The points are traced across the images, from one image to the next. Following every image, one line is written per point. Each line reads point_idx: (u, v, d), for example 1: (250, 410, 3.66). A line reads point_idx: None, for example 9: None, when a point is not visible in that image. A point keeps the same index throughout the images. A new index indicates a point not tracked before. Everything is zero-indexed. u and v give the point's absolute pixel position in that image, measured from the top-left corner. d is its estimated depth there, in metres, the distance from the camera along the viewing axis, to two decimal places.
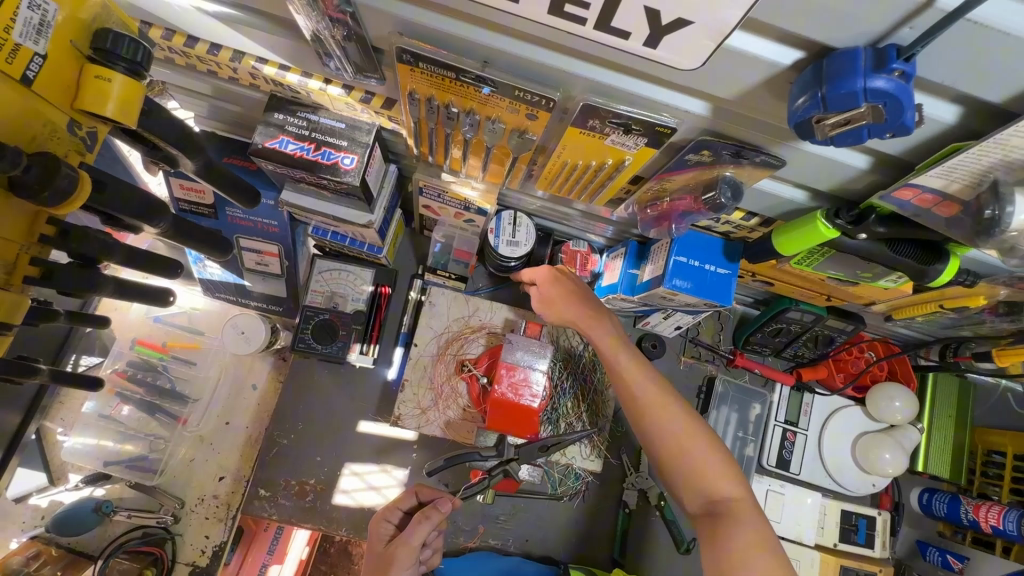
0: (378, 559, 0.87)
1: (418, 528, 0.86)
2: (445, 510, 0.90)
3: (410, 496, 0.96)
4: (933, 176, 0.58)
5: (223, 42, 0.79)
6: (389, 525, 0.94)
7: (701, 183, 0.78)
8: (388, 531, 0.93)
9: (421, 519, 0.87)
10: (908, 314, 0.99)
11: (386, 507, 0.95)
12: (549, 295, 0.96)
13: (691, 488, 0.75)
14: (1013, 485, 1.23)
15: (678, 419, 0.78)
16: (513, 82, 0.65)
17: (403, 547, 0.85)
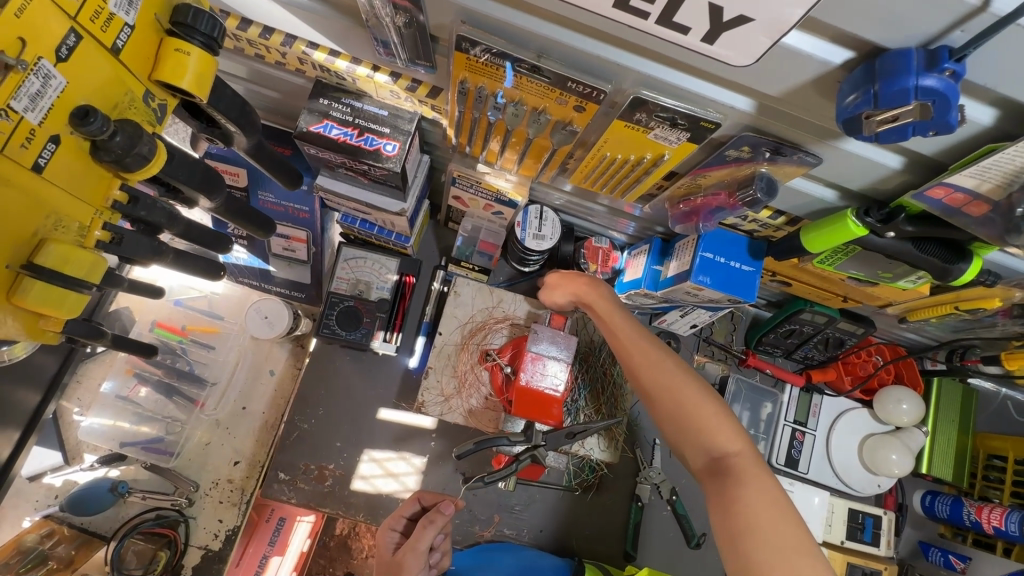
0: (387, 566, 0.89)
1: (420, 535, 0.87)
2: (450, 512, 0.90)
3: (413, 503, 0.96)
4: (968, 176, 0.61)
5: (276, 26, 0.81)
6: (395, 533, 0.95)
7: (736, 180, 0.81)
8: (394, 540, 0.94)
9: (424, 526, 0.88)
10: (922, 316, 1.02)
11: (391, 514, 0.96)
12: (555, 285, 1.04)
13: (694, 445, 0.77)
14: (1014, 489, 1.27)
15: (676, 380, 0.80)
16: (566, 74, 0.68)
17: (410, 554, 0.87)
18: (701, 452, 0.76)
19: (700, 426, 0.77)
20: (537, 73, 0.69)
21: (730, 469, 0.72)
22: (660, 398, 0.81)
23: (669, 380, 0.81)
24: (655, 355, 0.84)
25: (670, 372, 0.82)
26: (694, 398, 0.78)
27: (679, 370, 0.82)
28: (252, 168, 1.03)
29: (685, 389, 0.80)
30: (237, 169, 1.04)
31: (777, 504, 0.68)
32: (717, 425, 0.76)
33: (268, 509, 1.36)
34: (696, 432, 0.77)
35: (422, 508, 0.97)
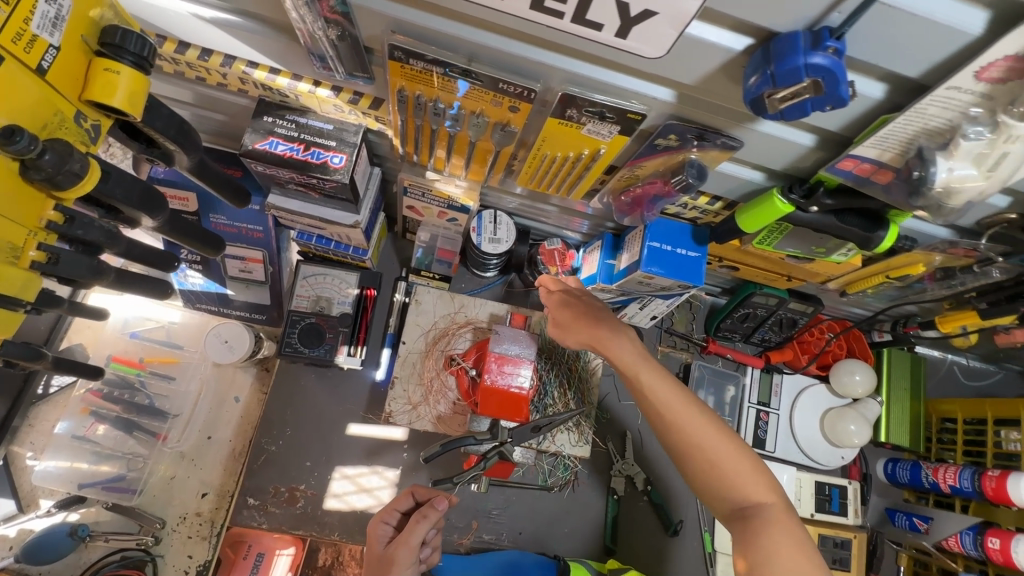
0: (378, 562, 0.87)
1: (409, 526, 0.87)
2: (444, 508, 0.90)
3: (406, 497, 0.95)
4: (869, 146, 0.66)
5: (214, 48, 0.83)
6: (388, 527, 0.92)
7: (669, 168, 0.85)
8: (388, 533, 0.92)
9: (416, 521, 0.87)
10: (861, 288, 1.08)
11: (384, 508, 0.94)
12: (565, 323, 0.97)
13: (722, 492, 0.81)
14: (966, 448, 1.34)
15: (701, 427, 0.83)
16: (496, 75, 0.71)
17: (402, 548, 0.86)
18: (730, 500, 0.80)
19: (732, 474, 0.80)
20: (470, 76, 0.72)
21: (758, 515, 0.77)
22: (689, 451, 0.83)
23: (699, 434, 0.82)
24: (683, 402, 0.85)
25: (699, 420, 0.84)
26: (723, 446, 0.82)
27: (708, 420, 0.83)
28: (201, 191, 1.04)
29: (715, 444, 0.82)
30: (185, 193, 1.04)
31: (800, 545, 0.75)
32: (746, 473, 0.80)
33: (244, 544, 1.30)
34: (723, 483, 0.80)
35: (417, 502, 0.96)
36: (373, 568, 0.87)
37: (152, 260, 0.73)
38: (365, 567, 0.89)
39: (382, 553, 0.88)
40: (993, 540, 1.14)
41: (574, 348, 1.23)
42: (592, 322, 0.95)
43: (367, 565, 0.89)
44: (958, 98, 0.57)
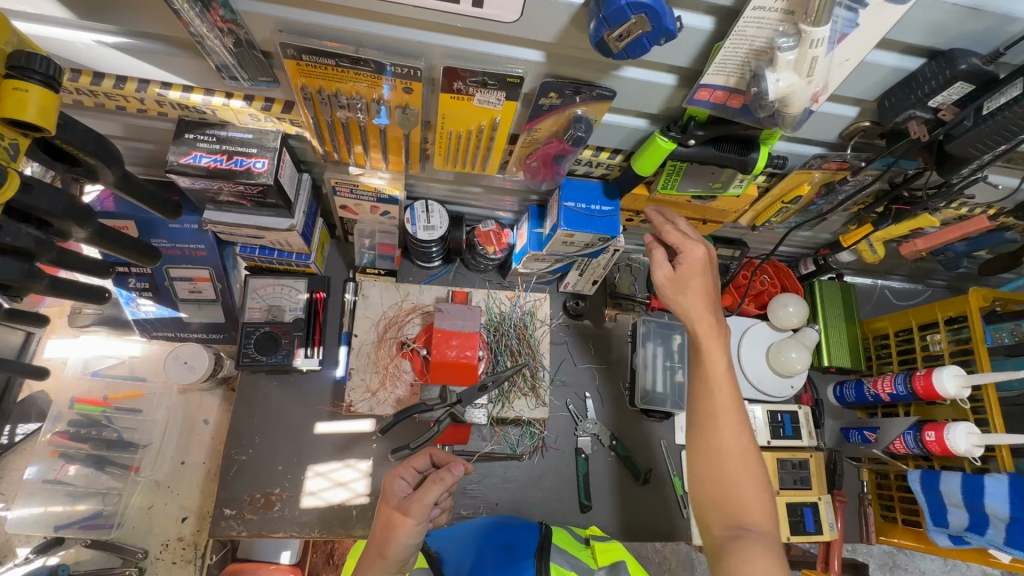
0: (385, 518, 0.87)
1: (426, 484, 0.86)
2: (459, 475, 0.90)
3: (424, 456, 0.97)
4: (713, 74, 0.75)
5: (128, 75, 0.90)
6: (404, 483, 0.94)
7: (561, 126, 0.93)
8: (404, 488, 0.92)
9: (432, 481, 0.87)
10: (767, 218, 1.17)
11: (401, 465, 0.96)
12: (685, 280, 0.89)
13: (727, 510, 0.81)
14: (902, 358, 1.43)
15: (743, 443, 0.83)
16: (383, 59, 0.79)
17: (415, 505, 0.84)
18: (727, 519, 0.81)
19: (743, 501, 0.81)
20: (360, 64, 0.80)
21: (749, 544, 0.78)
22: (721, 463, 0.82)
23: (734, 453, 0.82)
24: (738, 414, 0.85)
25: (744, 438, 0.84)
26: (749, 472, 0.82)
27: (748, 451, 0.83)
28: (139, 216, 1.09)
29: (740, 470, 0.82)
30: (123, 221, 1.10)
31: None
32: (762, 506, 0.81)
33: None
34: (733, 503, 0.81)
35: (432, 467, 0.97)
36: (387, 520, 0.86)
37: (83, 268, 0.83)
38: (381, 521, 0.88)
39: (398, 507, 0.87)
40: (930, 434, 1.21)
41: (521, 318, 1.31)
42: (709, 301, 0.88)
43: (383, 518, 0.88)
44: (767, 17, 0.67)
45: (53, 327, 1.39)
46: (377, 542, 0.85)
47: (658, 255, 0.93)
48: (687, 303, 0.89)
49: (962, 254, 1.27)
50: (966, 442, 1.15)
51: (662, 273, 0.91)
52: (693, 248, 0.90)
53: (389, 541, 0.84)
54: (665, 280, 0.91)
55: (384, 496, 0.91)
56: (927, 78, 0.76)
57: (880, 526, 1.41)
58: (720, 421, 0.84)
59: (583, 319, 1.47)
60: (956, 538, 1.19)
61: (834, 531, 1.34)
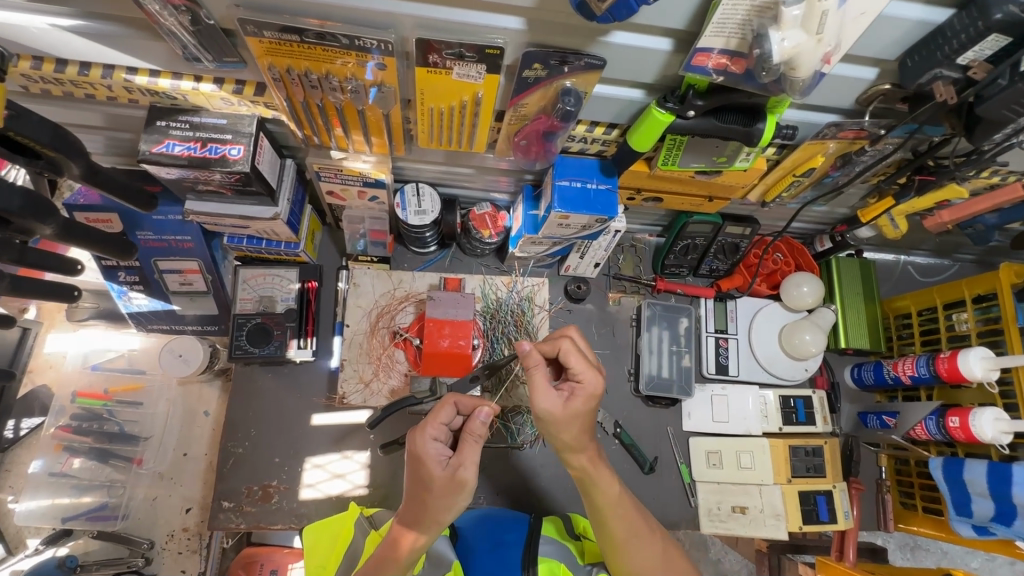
0: (433, 489, 0.77)
1: (472, 448, 0.78)
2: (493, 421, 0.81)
3: (449, 408, 0.82)
4: (711, 36, 0.68)
5: (92, 61, 0.85)
6: (437, 442, 0.79)
7: (549, 101, 0.86)
8: (442, 450, 0.79)
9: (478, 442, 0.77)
10: (777, 193, 1.09)
11: (427, 424, 0.79)
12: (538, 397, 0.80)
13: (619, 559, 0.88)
14: (924, 339, 1.35)
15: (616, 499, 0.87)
16: (349, 32, 0.74)
17: (472, 471, 0.77)
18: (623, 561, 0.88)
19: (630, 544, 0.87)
20: (326, 38, 0.74)
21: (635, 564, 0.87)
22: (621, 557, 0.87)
23: (629, 541, 0.87)
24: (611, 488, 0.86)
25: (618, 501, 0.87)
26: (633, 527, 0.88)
27: (642, 527, 0.88)
28: (121, 209, 1.07)
29: (643, 555, 0.87)
30: (107, 214, 1.07)
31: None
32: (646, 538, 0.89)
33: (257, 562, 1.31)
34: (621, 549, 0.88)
35: (456, 415, 0.85)
36: (440, 492, 0.76)
37: (46, 263, 0.84)
38: (426, 490, 0.77)
39: (448, 475, 0.76)
40: (953, 420, 1.14)
41: (519, 305, 1.27)
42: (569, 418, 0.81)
43: (426, 488, 0.77)
44: None
45: (51, 322, 1.38)
46: (431, 511, 0.77)
47: (538, 381, 0.80)
48: (563, 440, 0.83)
49: (992, 227, 1.18)
50: (992, 428, 1.08)
51: (549, 404, 0.80)
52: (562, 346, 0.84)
53: (445, 508, 0.77)
54: (550, 412, 0.80)
55: (422, 462, 0.77)
56: (957, 31, 0.67)
57: (899, 513, 1.35)
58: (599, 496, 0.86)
59: (584, 304, 1.41)
60: (981, 529, 1.13)
61: (849, 519, 1.29)
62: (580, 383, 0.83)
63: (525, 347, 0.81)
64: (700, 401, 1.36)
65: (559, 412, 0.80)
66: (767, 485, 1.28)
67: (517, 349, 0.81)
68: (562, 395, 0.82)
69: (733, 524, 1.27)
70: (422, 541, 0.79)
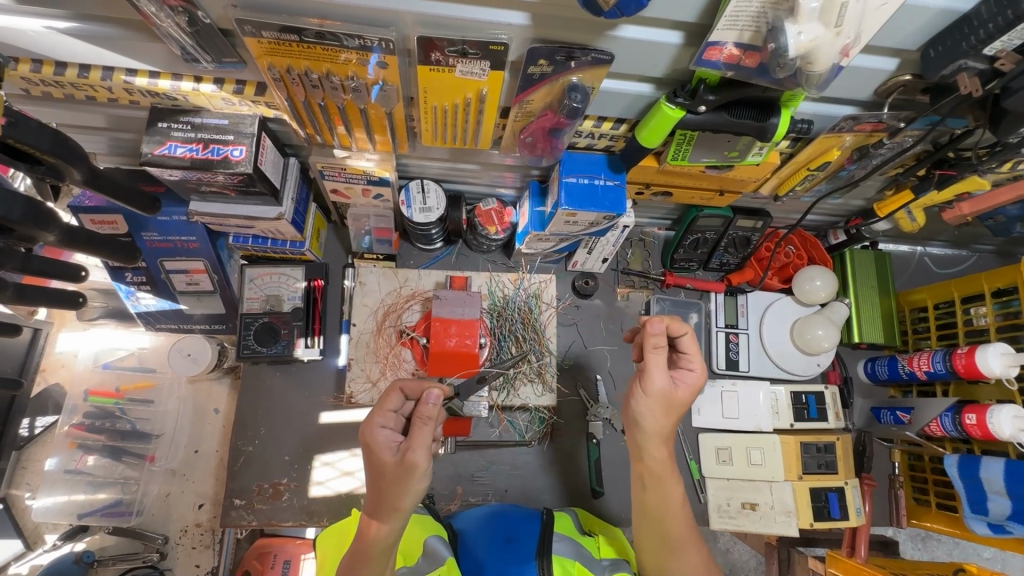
0: (385, 477, 0.77)
1: (419, 430, 0.77)
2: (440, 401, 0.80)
3: (396, 394, 0.84)
4: (724, 29, 0.65)
5: (91, 63, 0.84)
6: (388, 430, 0.81)
7: (555, 97, 0.84)
8: (392, 437, 0.80)
9: (423, 424, 0.77)
10: (791, 187, 1.06)
11: (375, 413, 0.81)
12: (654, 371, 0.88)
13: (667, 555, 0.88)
14: (941, 333, 1.32)
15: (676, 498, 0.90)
16: (349, 30, 0.72)
17: (418, 452, 0.76)
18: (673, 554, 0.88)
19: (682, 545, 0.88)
20: (325, 38, 0.73)
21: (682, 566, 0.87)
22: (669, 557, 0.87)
23: (682, 542, 0.88)
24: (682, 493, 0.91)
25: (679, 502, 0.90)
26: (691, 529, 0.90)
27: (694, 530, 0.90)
28: (125, 212, 1.06)
29: (689, 561, 0.87)
30: (112, 216, 1.07)
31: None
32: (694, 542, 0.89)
33: (271, 555, 1.30)
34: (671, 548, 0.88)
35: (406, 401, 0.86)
36: (392, 478, 0.76)
37: (49, 271, 0.85)
38: (379, 479, 0.77)
39: (397, 460, 0.76)
40: (970, 417, 1.12)
41: (526, 302, 1.26)
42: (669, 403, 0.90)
43: (379, 476, 0.78)
44: None
45: (62, 322, 1.40)
46: (387, 499, 0.76)
47: (657, 360, 0.88)
48: (655, 427, 0.89)
49: (1014, 219, 1.14)
50: (1011, 426, 1.05)
51: (661, 384, 0.88)
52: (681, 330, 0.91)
53: (400, 494, 0.76)
54: (660, 390, 0.88)
55: (373, 450, 0.78)
56: (984, 21, 0.64)
57: (912, 509, 1.34)
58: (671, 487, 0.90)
59: (592, 299, 1.40)
60: (997, 527, 1.11)
61: (861, 516, 1.28)
62: (689, 370, 0.92)
63: (657, 327, 0.86)
64: (710, 397, 1.35)
65: (667, 393, 0.88)
66: (778, 482, 1.27)
67: (648, 326, 0.86)
68: (674, 380, 0.90)
69: (743, 520, 1.27)
70: (389, 527, 0.77)
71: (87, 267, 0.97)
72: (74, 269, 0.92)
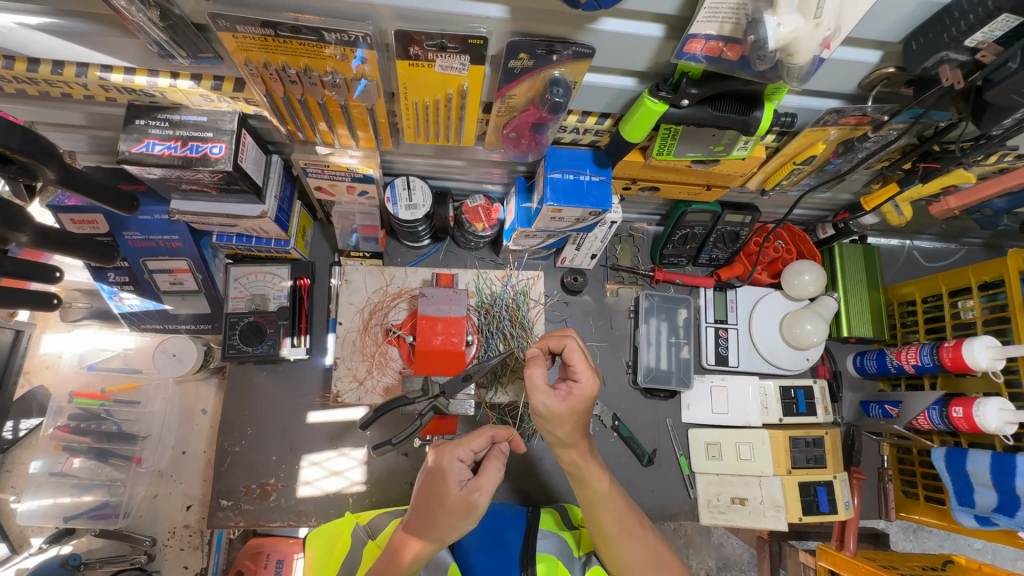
0: (443, 505, 0.78)
1: (493, 476, 0.80)
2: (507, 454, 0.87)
3: (484, 437, 0.83)
4: (704, 21, 0.64)
5: (65, 59, 0.83)
6: (462, 464, 0.80)
7: (538, 91, 0.83)
8: (464, 471, 0.80)
9: (496, 469, 0.80)
10: (777, 181, 1.06)
11: (458, 443, 0.81)
12: (537, 391, 0.82)
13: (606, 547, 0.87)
14: (929, 326, 1.32)
15: (601, 488, 0.86)
16: (326, 24, 0.71)
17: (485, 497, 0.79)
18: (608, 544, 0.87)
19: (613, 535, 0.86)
20: (300, 32, 0.72)
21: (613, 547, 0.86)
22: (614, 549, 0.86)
23: (620, 535, 0.86)
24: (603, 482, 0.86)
25: (603, 494, 0.86)
26: (624, 522, 0.86)
27: (632, 521, 0.87)
28: (105, 210, 1.04)
29: (633, 549, 0.86)
30: (91, 215, 1.05)
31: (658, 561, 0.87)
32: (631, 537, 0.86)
33: (264, 554, 1.30)
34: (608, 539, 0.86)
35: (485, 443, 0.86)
36: (451, 512, 0.77)
37: (22, 271, 0.83)
38: (437, 506, 0.78)
39: (462, 497, 0.78)
40: (957, 410, 1.12)
41: (513, 299, 1.26)
42: (571, 420, 0.82)
43: (438, 503, 0.78)
44: None
45: (45, 323, 1.38)
46: (436, 529, 0.78)
47: (535, 381, 0.82)
48: (556, 435, 0.85)
49: (1001, 211, 1.14)
50: (997, 419, 1.06)
51: (546, 401, 0.81)
52: (566, 338, 0.86)
53: (450, 527, 0.78)
54: (543, 411, 0.82)
55: (443, 477, 0.79)
56: (965, 12, 0.64)
57: (901, 502, 1.34)
58: (590, 485, 0.86)
59: (581, 296, 1.39)
60: (983, 519, 1.12)
61: (849, 509, 1.28)
62: (576, 382, 0.84)
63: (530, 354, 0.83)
64: (699, 393, 1.35)
65: (554, 408, 0.81)
66: (767, 477, 1.27)
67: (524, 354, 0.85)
68: (560, 393, 0.82)
69: (732, 515, 1.27)
70: (423, 552, 0.78)
71: (63, 268, 0.95)
72: (50, 268, 0.90)
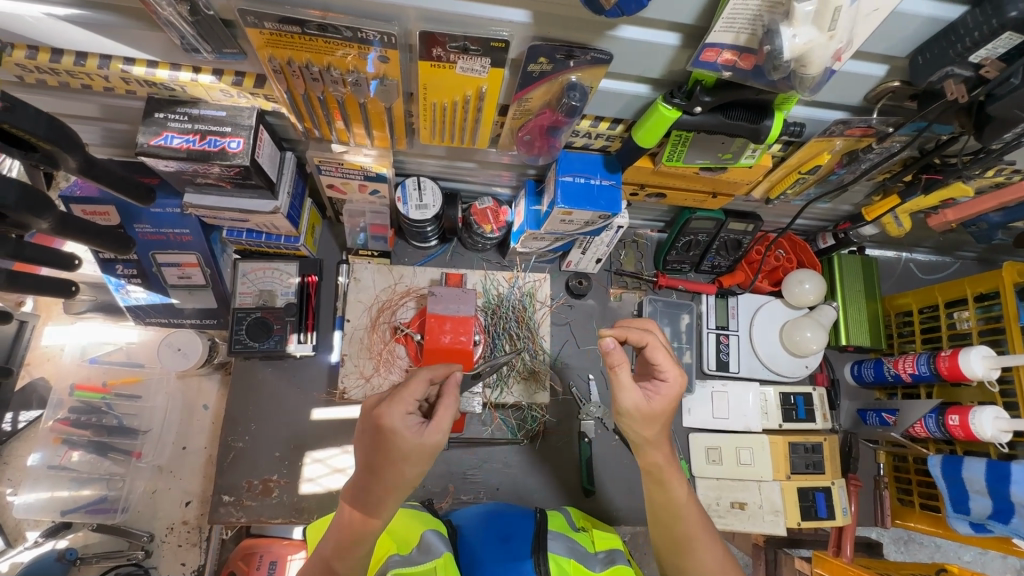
0: (402, 458, 0.73)
1: (448, 410, 0.76)
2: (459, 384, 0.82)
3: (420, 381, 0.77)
4: (721, 31, 0.67)
5: (88, 51, 0.84)
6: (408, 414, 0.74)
7: (554, 95, 0.85)
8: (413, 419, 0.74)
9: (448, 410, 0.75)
10: (782, 190, 1.09)
11: (399, 398, 0.74)
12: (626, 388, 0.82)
13: (679, 550, 0.86)
14: (925, 337, 1.35)
15: (678, 493, 0.86)
16: (353, 23, 0.72)
17: (440, 436, 0.75)
18: (680, 548, 0.86)
19: (688, 538, 0.85)
20: (327, 30, 0.73)
21: (687, 549, 0.85)
22: (684, 553, 0.85)
23: (693, 538, 0.85)
24: (677, 487, 0.85)
25: (678, 499, 0.86)
26: (698, 526, 0.86)
27: (705, 526, 0.87)
28: (119, 202, 1.05)
29: (705, 553, 0.85)
30: (104, 207, 1.05)
31: (726, 565, 0.86)
32: (704, 542, 0.86)
33: (256, 556, 1.25)
34: (682, 542, 0.86)
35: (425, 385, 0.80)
36: (410, 463, 0.73)
37: (41, 259, 0.86)
38: (393, 463, 0.73)
39: (419, 446, 0.73)
40: (953, 418, 1.14)
41: (520, 300, 1.27)
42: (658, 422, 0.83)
43: (394, 459, 0.73)
44: None
45: (48, 315, 1.38)
46: (398, 481, 0.74)
47: (623, 378, 0.81)
48: (640, 435, 0.85)
49: (996, 225, 1.17)
50: (992, 427, 1.08)
51: (635, 400, 0.82)
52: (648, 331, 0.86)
53: (412, 474, 0.75)
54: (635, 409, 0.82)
55: (391, 433, 0.72)
56: (970, 29, 0.66)
57: (896, 509, 1.36)
58: (667, 491, 0.86)
59: (586, 299, 1.41)
60: (978, 526, 1.14)
61: (847, 516, 1.30)
62: (663, 382, 0.85)
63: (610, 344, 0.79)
64: (699, 398, 1.36)
65: (643, 407, 0.82)
66: (767, 481, 1.29)
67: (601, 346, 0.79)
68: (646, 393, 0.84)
69: (732, 519, 1.27)
70: (387, 504, 0.75)
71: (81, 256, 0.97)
72: (67, 257, 0.93)
